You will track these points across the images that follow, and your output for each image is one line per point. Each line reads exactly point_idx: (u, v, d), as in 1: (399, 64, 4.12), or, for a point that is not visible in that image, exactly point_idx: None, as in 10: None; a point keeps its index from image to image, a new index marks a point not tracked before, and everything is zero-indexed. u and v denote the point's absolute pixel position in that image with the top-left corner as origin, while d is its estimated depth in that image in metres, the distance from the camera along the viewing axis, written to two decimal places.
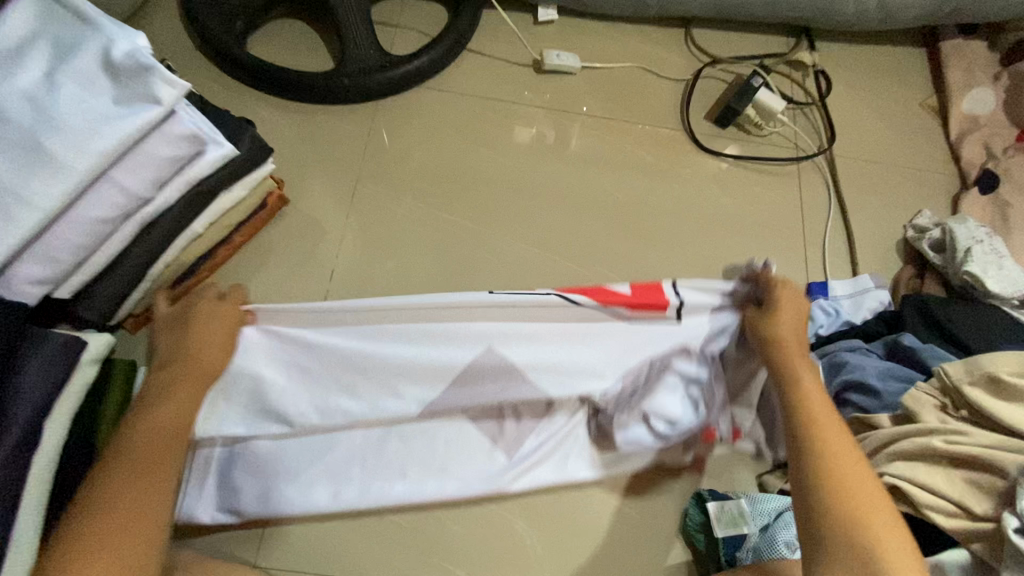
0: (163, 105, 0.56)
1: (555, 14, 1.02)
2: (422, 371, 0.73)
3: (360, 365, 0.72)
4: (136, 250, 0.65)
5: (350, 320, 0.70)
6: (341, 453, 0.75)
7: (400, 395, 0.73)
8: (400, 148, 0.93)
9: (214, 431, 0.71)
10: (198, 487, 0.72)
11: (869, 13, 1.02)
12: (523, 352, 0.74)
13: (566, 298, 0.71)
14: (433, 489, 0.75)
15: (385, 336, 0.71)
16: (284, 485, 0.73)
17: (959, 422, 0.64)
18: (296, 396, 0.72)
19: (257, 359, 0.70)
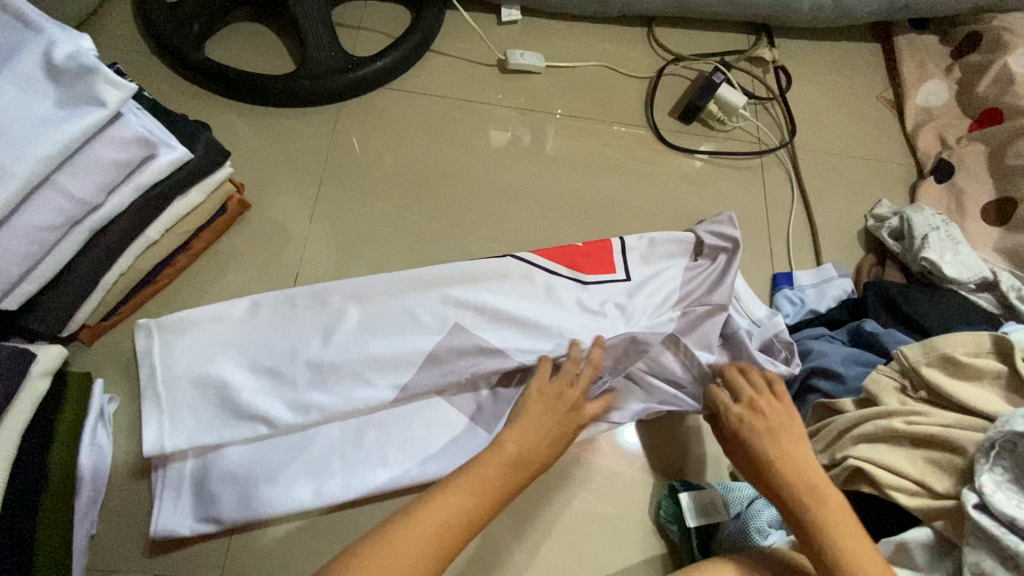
0: (108, 107, 0.55)
1: (518, 14, 1.03)
2: (380, 362, 0.74)
3: (321, 353, 0.74)
4: (87, 259, 0.63)
5: (329, 307, 0.77)
6: (319, 448, 0.72)
7: (373, 384, 0.74)
8: (366, 150, 0.92)
9: (184, 441, 0.69)
10: (173, 499, 0.69)
11: (824, 9, 1.04)
12: (490, 314, 0.77)
13: (521, 260, 0.81)
14: (419, 473, 0.73)
15: (315, 318, 0.76)
16: (263, 488, 0.70)
17: (919, 403, 0.65)
18: (267, 397, 0.72)
19: (210, 360, 0.72)
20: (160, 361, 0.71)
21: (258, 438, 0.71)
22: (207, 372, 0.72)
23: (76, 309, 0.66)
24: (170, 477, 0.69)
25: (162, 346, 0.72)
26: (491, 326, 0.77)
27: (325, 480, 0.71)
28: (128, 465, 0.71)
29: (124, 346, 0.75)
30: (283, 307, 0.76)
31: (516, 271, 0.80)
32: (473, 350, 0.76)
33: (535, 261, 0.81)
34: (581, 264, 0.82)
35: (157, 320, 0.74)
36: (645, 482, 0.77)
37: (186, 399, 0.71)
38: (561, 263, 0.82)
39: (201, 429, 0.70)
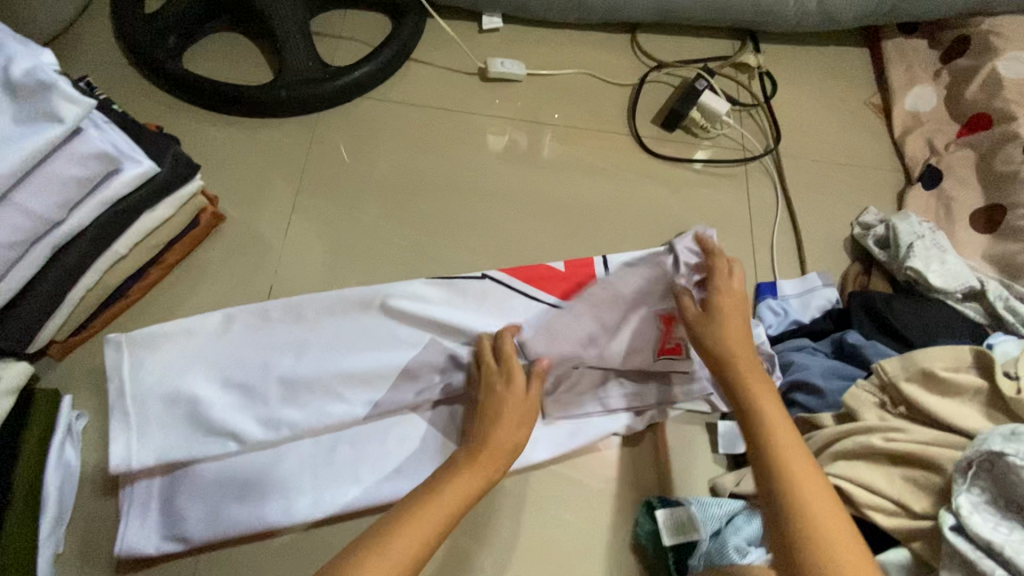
0: (65, 123, 0.54)
1: (499, 22, 1.02)
2: (354, 378, 0.74)
3: (293, 370, 0.73)
4: (51, 276, 0.62)
5: (304, 320, 0.76)
6: (289, 465, 0.71)
7: (346, 400, 0.73)
8: (343, 160, 0.91)
9: (152, 457, 0.68)
10: (141, 516, 0.68)
11: (810, 14, 1.03)
12: (465, 333, 0.77)
13: (499, 279, 0.81)
14: (391, 490, 0.71)
15: (288, 333, 0.75)
16: (232, 504, 0.69)
17: (897, 419, 0.63)
18: (238, 413, 0.71)
19: (180, 375, 0.71)
20: (129, 375, 0.70)
21: (228, 454, 0.70)
22: (176, 389, 0.71)
23: (43, 325, 0.65)
24: (137, 494, 0.69)
25: (129, 360, 0.71)
26: (466, 344, 0.77)
27: (294, 498, 0.70)
28: (95, 481, 0.71)
29: (95, 361, 0.74)
30: (255, 320, 0.75)
31: (493, 292, 0.80)
32: (448, 365, 0.75)
33: (515, 284, 0.81)
34: (560, 287, 0.81)
35: (127, 334, 0.72)
36: (622, 497, 0.76)
37: (155, 416, 0.70)
38: (551, 291, 0.81)
39: (170, 445, 0.69)
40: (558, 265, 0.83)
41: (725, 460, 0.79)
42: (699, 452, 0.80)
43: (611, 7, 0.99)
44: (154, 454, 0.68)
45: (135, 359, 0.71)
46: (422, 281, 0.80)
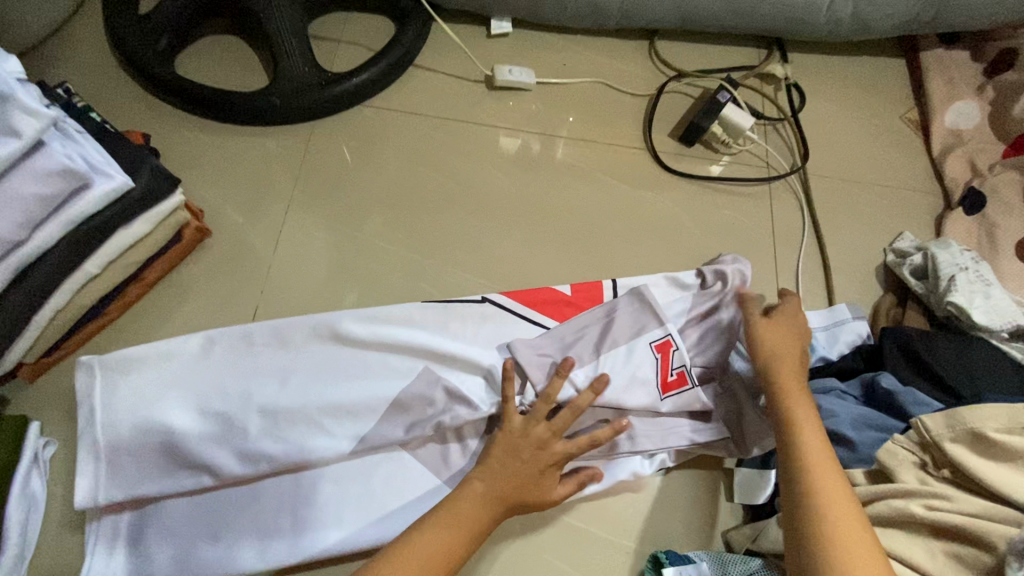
0: (23, 138, 0.50)
1: (509, 27, 0.96)
2: (339, 409, 0.68)
3: (273, 399, 0.67)
4: (14, 296, 0.58)
5: (292, 342, 0.70)
6: (267, 504, 0.66)
7: (330, 433, 0.67)
8: (337, 172, 0.86)
9: (121, 492, 0.63)
10: (106, 555, 0.64)
11: (844, 22, 0.95)
12: (461, 362, 0.70)
13: (499, 304, 0.75)
14: (373, 536, 0.66)
15: (274, 357, 0.70)
16: (204, 546, 0.64)
17: (940, 483, 0.57)
18: (213, 446, 0.65)
19: (155, 401, 0.66)
20: (99, 401, 0.65)
21: (202, 490, 0.65)
22: (148, 417, 0.65)
23: (7, 348, 0.61)
24: (104, 531, 0.64)
25: (103, 383, 0.66)
26: (461, 372, 0.71)
27: (271, 540, 0.65)
28: (63, 515, 0.66)
29: (69, 385, 0.70)
30: (240, 344, 0.70)
31: (494, 319, 0.75)
32: (442, 397, 0.69)
33: (517, 309, 0.75)
34: (565, 313, 0.76)
35: (102, 356, 0.67)
36: (627, 548, 0.70)
37: (125, 447, 0.64)
38: (552, 317, 0.75)
39: (140, 480, 0.64)
40: (563, 288, 0.77)
41: (741, 511, 0.73)
42: (713, 500, 0.73)
43: (628, 13, 0.93)
44: (122, 489, 0.63)
45: (104, 385, 0.66)
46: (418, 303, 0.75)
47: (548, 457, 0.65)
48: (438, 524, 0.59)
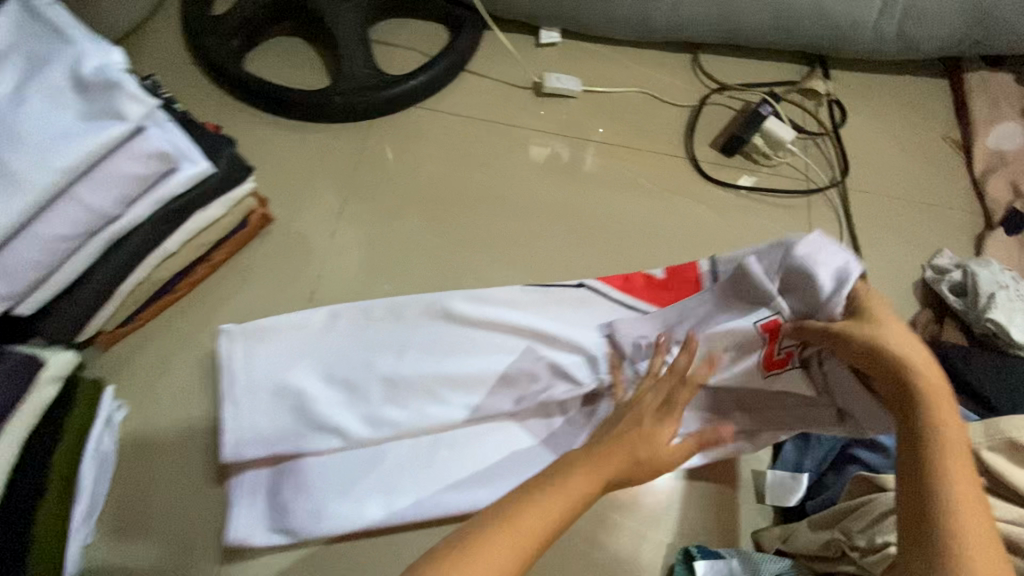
0: (128, 121, 0.55)
1: (557, 37, 1.00)
2: (455, 380, 0.72)
3: (395, 369, 0.73)
4: (104, 268, 0.63)
5: (407, 318, 0.76)
6: (392, 465, 0.70)
7: (445, 402, 0.72)
8: (391, 169, 0.90)
9: (262, 449, 0.69)
10: (250, 505, 0.68)
11: (888, 42, 0.97)
12: (563, 341, 0.74)
13: (595, 287, 0.80)
14: (489, 497, 0.69)
15: (392, 330, 0.75)
16: (334, 501, 0.68)
17: (977, 490, 0.57)
18: (341, 409, 0.71)
19: (287, 368, 0.72)
20: (235, 364, 0.72)
21: (334, 450, 0.70)
22: (287, 381, 0.71)
23: (92, 315, 0.66)
24: (248, 482, 0.70)
25: (241, 348, 0.73)
26: (560, 350, 0.74)
27: (386, 502, 0.69)
28: (128, 475, 0.71)
29: (139, 354, 0.75)
30: (362, 317, 0.76)
31: (591, 302, 0.79)
32: (545, 374, 0.73)
33: (614, 293, 0.79)
34: (660, 296, 0.78)
35: (239, 327, 0.75)
36: (658, 542, 0.71)
37: (261, 407, 0.70)
38: (644, 299, 0.79)
39: (278, 439, 0.69)
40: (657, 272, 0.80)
41: (771, 512, 0.74)
42: (744, 500, 0.74)
43: (674, 27, 0.96)
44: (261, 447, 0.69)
45: (236, 352, 0.73)
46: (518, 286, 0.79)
47: (667, 430, 0.55)
48: (563, 492, 0.49)
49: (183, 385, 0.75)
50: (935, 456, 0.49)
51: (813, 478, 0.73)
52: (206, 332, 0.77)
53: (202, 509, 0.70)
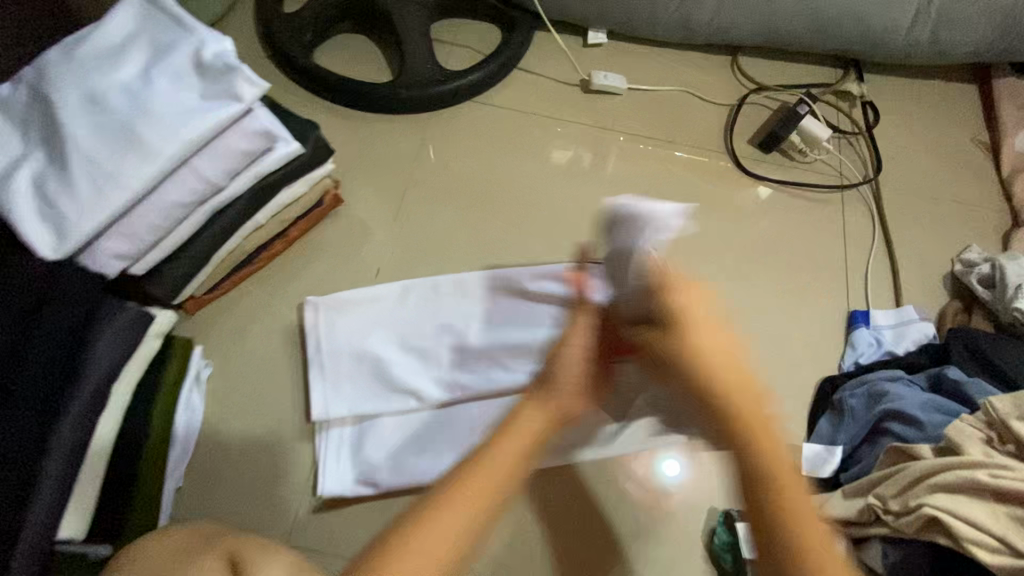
0: (242, 102, 0.61)
1: (604, 38, 1.06)
2: (522, 350, 0.78)
3: (463, 342, 0.80)
4: (204, 236, 0.69)
5: (472, 291, 0.83)
6: (463, 424, 0.77)
7: (509, 368, 0.79)
8: (448, 157, 0.97)
9: (346, 411, 0.77)
10: (336, 461, 0.76)
11: (921, 47, 1.01)
12: None
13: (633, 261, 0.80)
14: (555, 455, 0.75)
15: (460, 305, 0.83)
16: (413, 456, 0.76)
17: (1005, 456, 0.62)
18: (417, 373, 0.79)
19: (366, 335, 0.81)
20: (322, 330, 0.81)
21: (409, 410, 0.78)
22: (369, 349, 0.80)
23: (189, 280, 0.72)
24: (336, 439, 0.77)
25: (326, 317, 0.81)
26: None
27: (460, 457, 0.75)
28: (213, 429, 0.77)
29: (220, 319, 0.82)
30: (435, 291, 0.83)
31: None
32: None
33: None
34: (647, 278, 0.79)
35: (323, 298, 0.83)
36: (700, 507, 0.77)
37: (346, 371, 0.79)
38: None
39: (360, 401, 0.78)
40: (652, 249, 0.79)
41: (806, 484, 0.79)
42: None
43: (716, 30, 1.02)
44: (345, 408, 0.78)
45: (323, 317, 0.81)
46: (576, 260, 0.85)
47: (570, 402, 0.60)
48: (474, 488, 0.51)
49: (261, 349, 0.82)
50: (771, 477, 0.48)
51: (846, 452, 0.77)
52: (281, 302, 0.84)
53: (280, 461, 0.76)
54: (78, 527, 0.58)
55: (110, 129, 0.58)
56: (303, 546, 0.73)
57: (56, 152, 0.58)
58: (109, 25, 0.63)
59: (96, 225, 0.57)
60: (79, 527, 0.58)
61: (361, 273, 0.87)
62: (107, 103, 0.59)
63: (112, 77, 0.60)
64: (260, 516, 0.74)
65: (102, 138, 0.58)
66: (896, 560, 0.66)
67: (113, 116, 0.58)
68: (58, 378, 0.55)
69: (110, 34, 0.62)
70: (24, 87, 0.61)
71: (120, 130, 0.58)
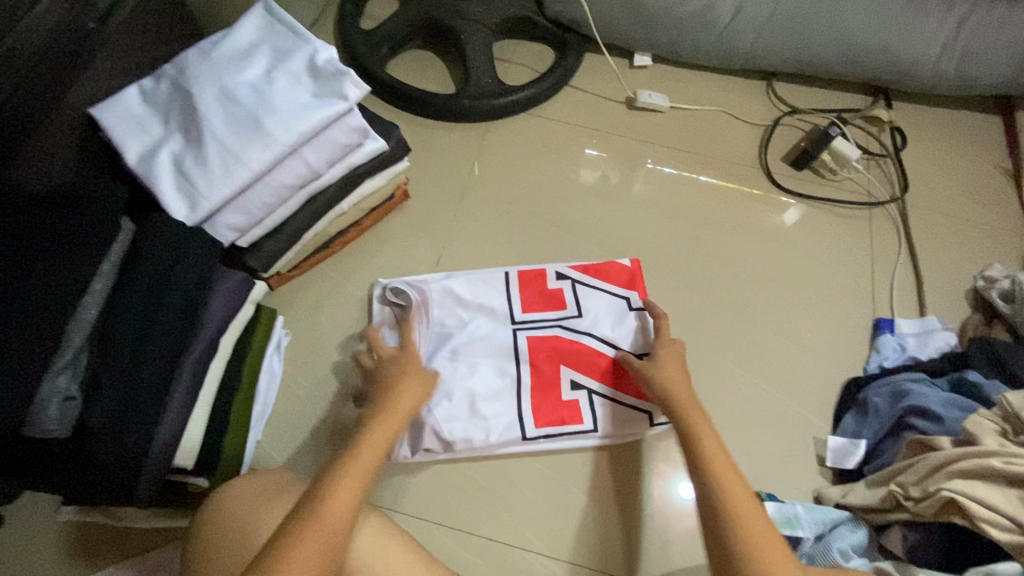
0: (348, 101, 0.73)
1: (649, 60, 1.16)
2: (510, 350, 0.88)
3: (466, 333, 0.88)
4: (300, 216, 0.78)
5: (476, 285, 0.92)
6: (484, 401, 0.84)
7: (500, 359, 0.87)
8: (504, 162, 1.06)
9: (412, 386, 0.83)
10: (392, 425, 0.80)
11: (947, 78, 1.08)
12: (544, 322, 0.90)
13: (560, 280, 0.94)
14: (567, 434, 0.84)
15: (466, 296, 0.91)
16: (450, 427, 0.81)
17: (1017, 446, 0.66)
18: (439, 355, 0.86)
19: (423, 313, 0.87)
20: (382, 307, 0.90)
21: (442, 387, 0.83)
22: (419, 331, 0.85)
23: (281, 255, 0.81)
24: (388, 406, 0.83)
25: (399, 292, 0.88)
26: (592, 323, 0.91)
27: (461, 432, 0.81)
28: (289, 391, 0.86)
29: (297, 294, 0.92)
30: (449, 281, 0.91)
31: (583, 289, 0.93)
32: (592, 334, 0.90)
33: (590, 281, 0.94)
34: (545, 307, 0.92)
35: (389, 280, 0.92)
36: None
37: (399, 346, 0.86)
38: (541, 308, 0.92)
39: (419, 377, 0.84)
40: (550, 284, 0.93)
41: (829, 475, 0.85)
42: (803, 463, 0.86)
43: (754, 57, 1.10)
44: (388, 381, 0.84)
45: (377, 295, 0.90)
46: (549, 272, 0.95)
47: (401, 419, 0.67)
48: (359, 468, 0.58)
49: (332, 322, 0.91)
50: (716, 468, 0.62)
51: (870, 446, 0.83)
52: (353, 284, 0.94)
53: (346, 422, 0.85)
54: (189, 459, 0.67)
55: (240, 119, 0.69)
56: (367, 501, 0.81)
57: (192, 136, 0.69)
58: (238, 33, 0.75)
59: (222, 197, 0.68)
60: (188, 459, 0.67)
61: (423, 261, 0.97)
62: (238, 97, 0.71)
63: (241, 76, 0.72)
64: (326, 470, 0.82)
65: (234, 126, 0.69)
66: (916, 542, 0.71)
67: (243, 107, 0.70)
68: (183, 331, 0.64)
69: (239, 41, 0.75)
70: (166, 81, 0.72)
71: (249, 120, 0.69)
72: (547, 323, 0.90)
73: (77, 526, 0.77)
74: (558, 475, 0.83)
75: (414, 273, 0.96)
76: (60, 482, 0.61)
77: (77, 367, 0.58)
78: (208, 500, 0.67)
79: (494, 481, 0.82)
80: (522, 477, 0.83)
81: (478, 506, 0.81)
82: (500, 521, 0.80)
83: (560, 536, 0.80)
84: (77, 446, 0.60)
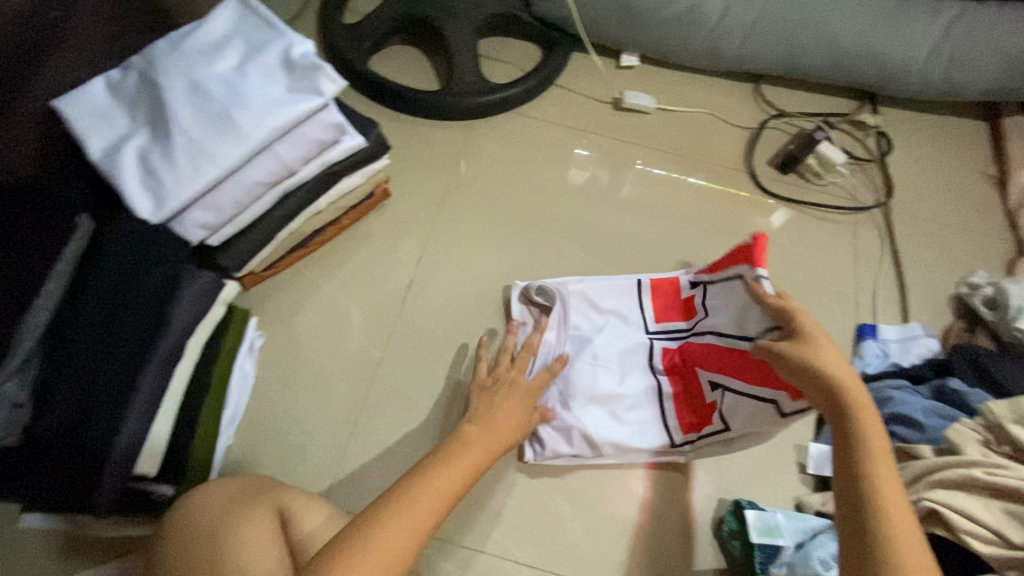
0: (323, 96, 0.71)
1: (636, 61, 1.14)
2: (644, 358, 0.87)
3: (602, 337, 0.88)
4: (273, 214, 0.76)
5: (610, 292, 0.91)
6: (626, 410, 0.84)
7: (641, 368, 0.87)
8: (488, 160, 1.04)
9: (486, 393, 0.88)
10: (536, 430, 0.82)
11: (934, 84, 1.08)
12: (672, 329, 0.87)
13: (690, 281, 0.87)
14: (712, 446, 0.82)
15: (601, 300, 0.90)
16: (599, 434, 0.81)
17: (1001, 457, 0.66)
18: (581, 362, 0.85)
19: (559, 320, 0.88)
20: (522, 312, 0.90)
21: (589, 396, 0.84)
22: (552, 337, 0.87)
23: (254, 255, 0.79)
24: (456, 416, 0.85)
25: (540, 294, 0.89)
26: (719, 316, 0.79)
27: (608, 439, 0.82)
28: (263, 394, 0.84)
29: (274, 295, 0.90)
30: (584, 287, 0.91)
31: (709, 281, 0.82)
32: (719, 330, 0.77)
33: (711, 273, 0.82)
34: (677, 313, 0.87)
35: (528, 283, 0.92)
36: (711, 496, 0.83)
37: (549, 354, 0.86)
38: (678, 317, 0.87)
39: (566, 383, 0.84)
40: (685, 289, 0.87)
41: (811, 481, 0.85)
42: (786, 470, 0.86)
43: (742, 59, 1.09)
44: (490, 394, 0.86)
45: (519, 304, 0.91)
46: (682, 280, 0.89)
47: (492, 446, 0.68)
48: (433, 494, 0.57)
49: (309, 324, 0.89)
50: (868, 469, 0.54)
51: None
52: (332, 285, 0.92)
53: (322, 427, 0.83)
54: (151, 465, 0.63)
55: (210, 114, 0.67)
56: (343, 507, 0.79)
57: (160, 131, 0.66)
58: (210, 24, 0.73)
59: (190, 194, 0.65)
60: (152, 466, 0.64)
61: (404, 262, 0.95)
62: (209, 91, 0.68)
63: (212, 69, 0.69)
64: (301, 476, 0.80)
65: (204, 121, 0.66)
66: None
67: (213, 102, 0.68)
68: (144, 334, 0.61)
69: (211, 32, 0.72)
70: (133, 72, 0.69)
71: (219, 115, 0.67)
72: (682, 329, 0.86)
73: (35, 535, 0.74)
74: (539, 481, 0.82)
75: (395, 274, 0.94)
76: (26, 493, 0.60)
77: (27, 375, 0.58)
78: (174, 509, 0.64)
79: (474, 487, 0.81)
80: (503, 484, 0.81)
81: (456, 514, 0.79)
82: (479, 529, 0.79)
83: (540, 543, 0.79)
84: (29, 453, 0.59)
